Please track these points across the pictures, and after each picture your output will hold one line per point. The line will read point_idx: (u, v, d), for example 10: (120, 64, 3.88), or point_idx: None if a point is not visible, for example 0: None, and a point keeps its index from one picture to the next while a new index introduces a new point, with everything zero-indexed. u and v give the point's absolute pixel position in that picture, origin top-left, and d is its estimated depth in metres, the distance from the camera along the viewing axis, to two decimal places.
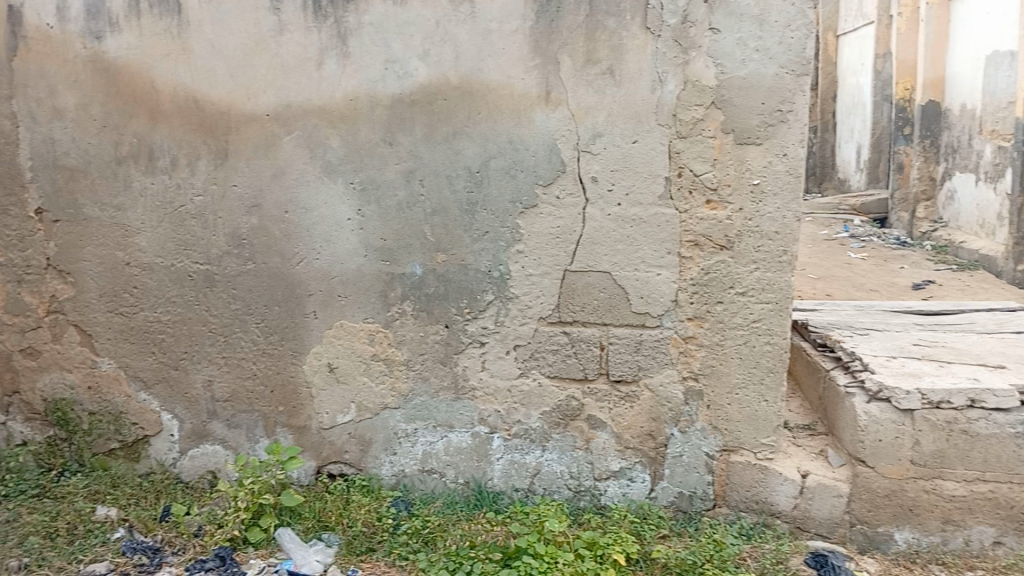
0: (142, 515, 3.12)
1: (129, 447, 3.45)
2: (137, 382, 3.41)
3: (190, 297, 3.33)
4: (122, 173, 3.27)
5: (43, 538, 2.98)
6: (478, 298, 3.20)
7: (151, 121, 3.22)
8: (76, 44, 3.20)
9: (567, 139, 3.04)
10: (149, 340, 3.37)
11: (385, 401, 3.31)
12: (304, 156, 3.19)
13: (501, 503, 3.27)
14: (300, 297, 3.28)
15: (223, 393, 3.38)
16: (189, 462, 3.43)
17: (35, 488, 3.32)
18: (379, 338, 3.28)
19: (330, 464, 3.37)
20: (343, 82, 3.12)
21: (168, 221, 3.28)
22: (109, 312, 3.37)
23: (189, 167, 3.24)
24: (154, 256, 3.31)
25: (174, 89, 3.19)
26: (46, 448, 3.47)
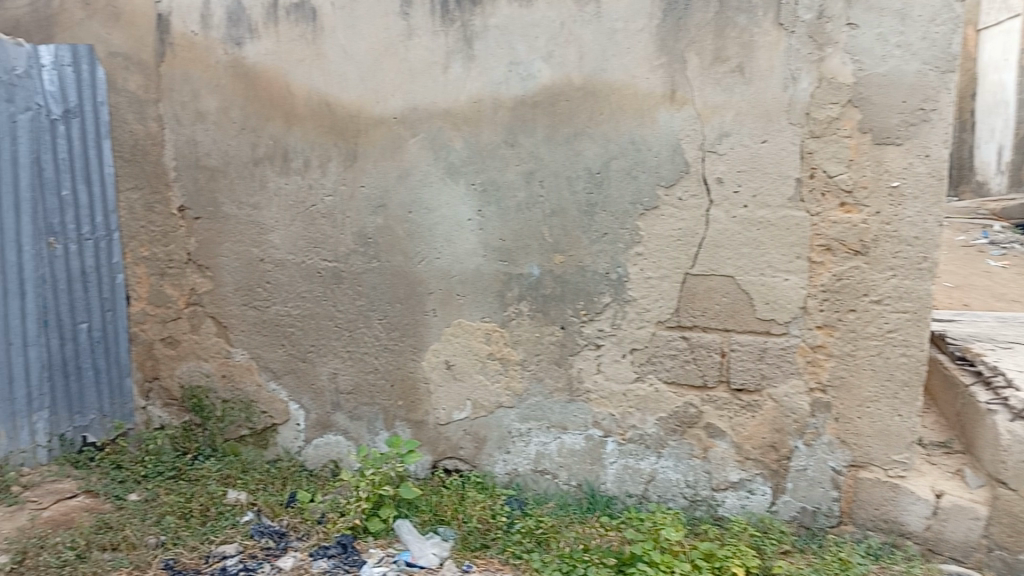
0: (270, 501, 3.27)
1: (257, 434, 3.62)
2: (267, 372, 3.58)
3: (318, 293, 3.46)
4: (259, 173, 3.44)
5: (179, 517, 3.13)
6: (595, 300, 3.17)
7: (286, 124, 3.37)
8: (218, 50, 3.39)
9: (692, 139, 2.97)
10: (280, 333, 3.53)
11: (500, 400, 3.34)
12: (428, 158, 3.26)
13: (614, 508, 3.23)
14: (421, 295, 3.36)
15: (347, 385, 3.50)
16: (313, 451, 3.57)
17: (172, 470, 3.48)
18: (496, 337, 3.30)
19: (446, 459, 3.43)
20: (468, 84, 3.17)
21: (300, 220, 3.43)
22: (243, 305, 3.55)
23: (320, 168, 3.37)
24: (287, 253, 3.46)
25: (308, 93, 3.33)
26: (181, 433, 3.66)
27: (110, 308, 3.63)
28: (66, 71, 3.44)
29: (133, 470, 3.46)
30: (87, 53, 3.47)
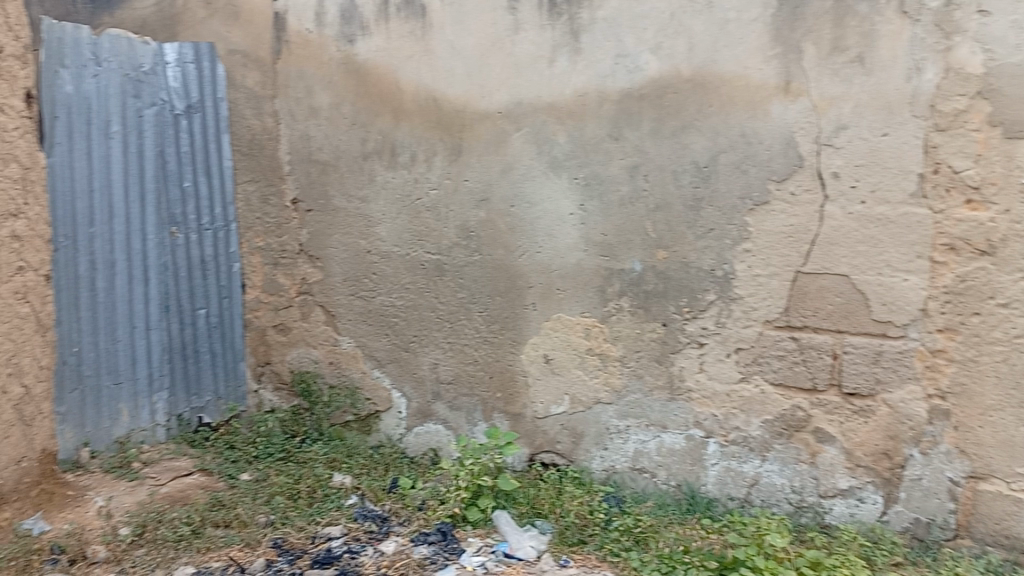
0: (373, 486, 3.36)
1: (362, 420, 3.73)
2: (371, 360, 3.68)
3: (422, 285, 3.53)
4: (367, 167, 3.53)
5: (288, 498, 3.26)
6: (699, 297, 3.11)
7: (394, 119, 3.46)
8: (331, 47, 3.50)
9: (807, 132, 2.87)
10: (384, 323, 3.62)
11: (598, 396, 3.32)
12: (532, 152, 3.27)
13: (715, 511, 3.16)
14: (521, 288, 3.38)
15: (447, 375, 3.56)
16: (414, 439, 3.65)
17: (281, 452, 3.61)
18: (596, 332, 3.29)
19: (543, 453, 3.44)
20: (573, 78, 3.17)
21: (405, 213, 3.50)
22: (350, 295, 3.66)
23: (426, 163, 3.44)
24: (392, 245, 3.55)
25: (415, 89, 3.41)
26: (291, 416, 3.80)
27: (227, 294, 3.81)
28: (189, 68, 3.61)
29: (244, 450, 3.61)
30: (208, 50, 3.65)
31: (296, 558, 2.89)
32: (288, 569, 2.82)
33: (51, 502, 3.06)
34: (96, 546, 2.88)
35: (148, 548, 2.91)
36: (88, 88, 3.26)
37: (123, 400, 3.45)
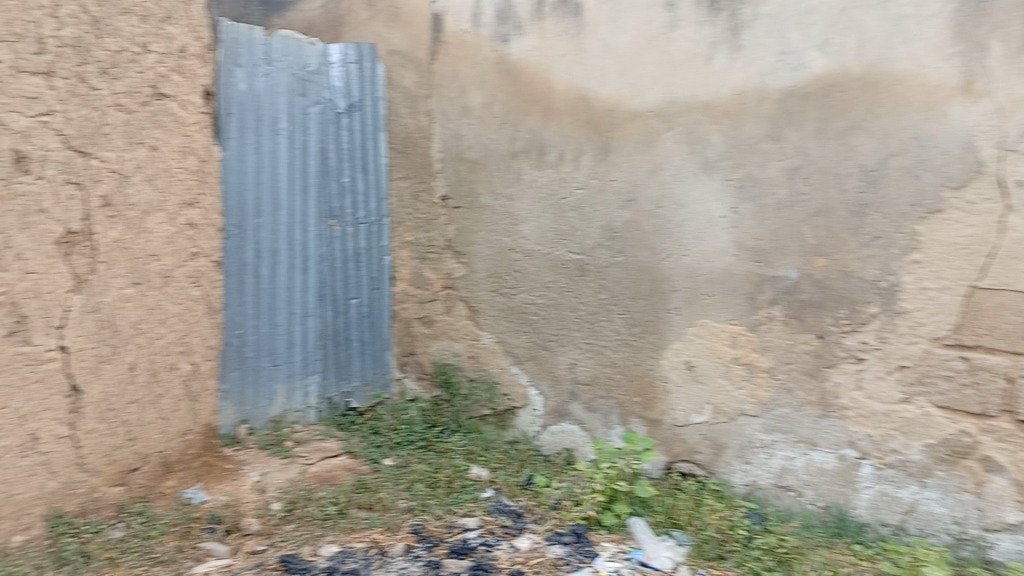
0: (509, 481, 3.40)
1: (499, 415, 3.77)
2: (511, 356, 3.72)
3: (563, 284, 3.53)
4: (515, 166, 3.58)
5: (427, 486, 3.34)
6: (860, 310, 2.93)
7: (544, 118, 3.48)
8: (485, 47, 3.57)
9: (989, 136, 2.64)
10: (525, 320, 3.65)
11: (743, 407, 3.21)
12: (684, 152, 3.21)
13: (866, 536, 2.96)
14: (665, 292, 3.31)
15: (585, 376, 3.54)
16: (549, 438, 3.66)
17: (422, 440, 3.71)
18: (743, 341, 3.17)
19: (681, 462, 3.38)
20: (731, 75, 3.08)
21: (550, 212, 3.52)
22: (493, 291, 3.72)
23: (573, 162, 3.44)
24: (536, 244, 3.57)
25: (566, 88, 3.41)
26: (431, 406, 3.90)
27: (377, 286, 3.95)
28: (351, 68, 3.77)
29: (388, 436, 3.72)
30: (369, 51, 3.80)
31: (433, 546, 2.96)
32: (426, 556, 2.89)
33: (211, 474, 3.30)
34: (250, 518, 3.10)
35: (297, 524, 3.08)
36: (259, 87, 3.48)
37: (280, 382, 3.66)
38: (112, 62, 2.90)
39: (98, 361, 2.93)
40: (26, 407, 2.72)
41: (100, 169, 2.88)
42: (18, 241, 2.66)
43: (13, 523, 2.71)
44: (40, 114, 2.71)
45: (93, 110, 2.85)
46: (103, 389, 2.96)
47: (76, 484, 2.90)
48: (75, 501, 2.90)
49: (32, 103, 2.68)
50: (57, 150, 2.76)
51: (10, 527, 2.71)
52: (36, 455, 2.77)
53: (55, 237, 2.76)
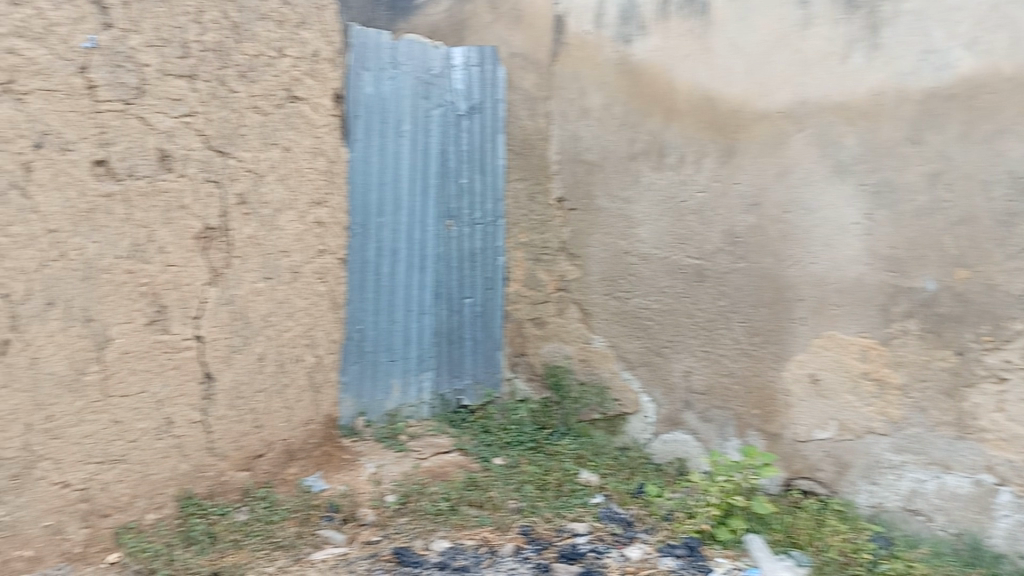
0: (619, 488, 3.38)
1: (609, 420, 3.76)
2: (623, 361, 3.70)
3: (680, 289, 3.49)
4: (633, 168, 3.56)
5: (537, 488, 3.35)
6: (1004, 326, 2.73)
7: (665, 120, 3.46)
8: (608, 48, 3.58)
9: None
10: (638, 326, 3.62)
11: (871, 425, 3.05)
12: (815, 155, 3.09)
13: (1003, 568, 2.73)
14: (789, 301, 3.21)
15: (701, 385, 3.49)
16: (660, 446, 3.64)
17: (532, 442, 3.71)
18: (874, 355, 3.02)
19: (801, 479, 3.25)
20: (869, 75, 2.95)
21: (669, 216, 3.48)
22: (606, 294, 3.69)
23: (695, 164, 3.39)
24: (652, 247, 3.54)
25: (690, 88, 3.38)
26: (541, 407, 3.89)
27: (491, 286, 3.97)
28: (473, 71, 3.83)
29: (498, 436, 3.74)
30: (491, 53, 3.84)
31: (543, 548, 2.96)
32: (536, 558, 2.89)
33: (330, 464, 3.42)
34: (366, 508, 3.18)
35: (410, 517, 3.15)
36: (385, 90, 3.60)
37: (396, 376, 3.75)
38: (249, 65, 3.10)
39: (230, 350, 3.11)
40: (163, 392, 2.94)
41: (237, 168, 3.08)
42: (161, 235, 2.89)
43: (148, 501, 2.93)
44: (183, 114, 2.93)
45: (231, 112, 3.06)
46: (234, 376, 3.14)
47: (206, 467, 3.09)
48: (204, 484, 3.08)
49: (176, 104, 2.91)
50: (198, 149, 2.97)
51: (144, 506, 2.92)
52: (170, 438, 2.98)
53: (194, 233, 2.97)
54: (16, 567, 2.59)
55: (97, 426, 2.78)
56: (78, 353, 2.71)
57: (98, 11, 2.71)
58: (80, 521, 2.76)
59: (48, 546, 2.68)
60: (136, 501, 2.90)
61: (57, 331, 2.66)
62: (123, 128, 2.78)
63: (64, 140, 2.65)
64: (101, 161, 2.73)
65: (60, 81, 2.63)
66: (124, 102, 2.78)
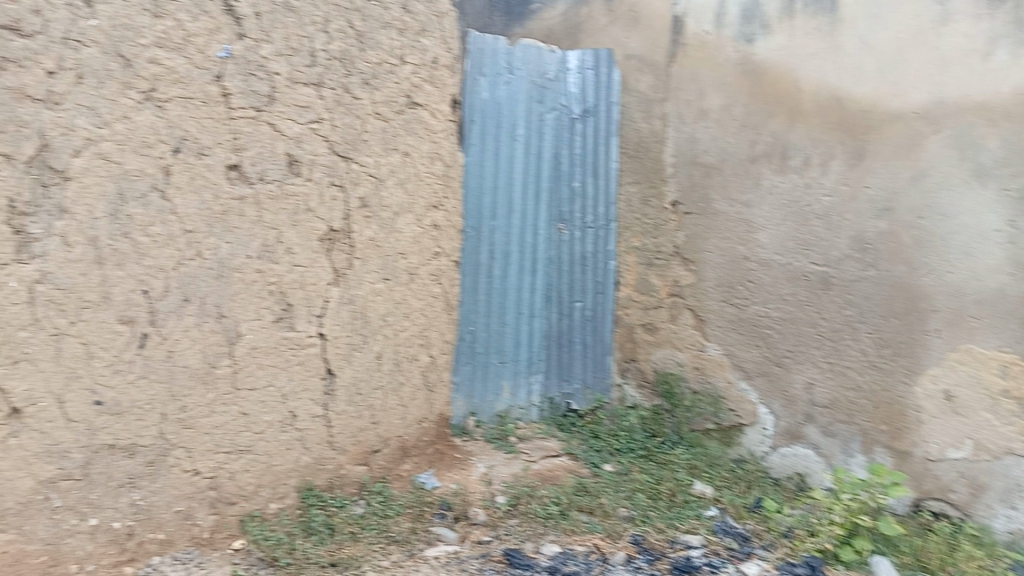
0: (735, 502, 3.30)
1: (723, 431, 3.71)
2: (739, 370, 3.64)
3: (802, 297, 3.41)
4: (754, 171, 3.50)
5: (649, 498, 3.31)
6: None
7: (789, 121, 3.38)
8: (728, 48, 3.53)
9: None
10: (757, 333, 3.55)
11: (1010, 446, 2.92)
12: (952, 158, 2.99)
13: None
14: (923, 311, 3.09)
15: (823, 398, 3.40)
16: (778, 459, 3.57)
17: (642, 450, 3.65)
18: (1016, 372, 2.89)
19: (931, 500, 3.12)
20: (1012, 74, 2.83)
21: (791, 220, 3.41)
22: (723, 301, 3.65)
23: (821, 167, 3.31)
24: (773, 253, 3.47)
25: (817, 88, 3.30)
26: (651, 415, 3.83)
27: (602, 290, 3.95)
28: (587, 74, 3.83)
29: (607, 442, 3.69)
30: (606, 56, 3.83)
31: (655, 559, 2.90)
32: (648, 569, 2.83)
33: (442, 462, 3.46)
34: (477, 508, 3.21)
35: (521, 520, 3.15)
36: (501, 95, 3.64)
37: (505, 379, 3.76)
38: (373, 73, 3.19)
39: (350, 348, 3.21)
40: (287, 387, 3.05)
41: (360, 173, 3.17)
42: (289, 236, 3.00)
43: (271, 491, 3.04)
44: (311, 121, 3.03)
45: (356, 118, 3.15)
46: (354, 373, 3.23)
47: (325, 460, 3.18)
48: (324, 476, 3.17)
49: (304, 111, 3.01)
50: (324, 155, 3.07)
51: (268, 495, 3.04)
52: (294, 431, 3.09)
53: (319, 234, 3.08)
54: (150, 548, 2.77)
55: (226, 418, 2.92)
56: (210, 347, 2.85)
57: (233, 22, 2.85)
58: (208, 508, 2.90)
59: (179, 530, 2.83)
60: (261, 490, 3.02)
61: (192, 326, 2.81)
62: (255, 134, 2.91)
63: (201, 145, 2.79)
64: (234, 165, 2.86)
65: (197, 89, 2.77)
66: (256, 110, 2.90)
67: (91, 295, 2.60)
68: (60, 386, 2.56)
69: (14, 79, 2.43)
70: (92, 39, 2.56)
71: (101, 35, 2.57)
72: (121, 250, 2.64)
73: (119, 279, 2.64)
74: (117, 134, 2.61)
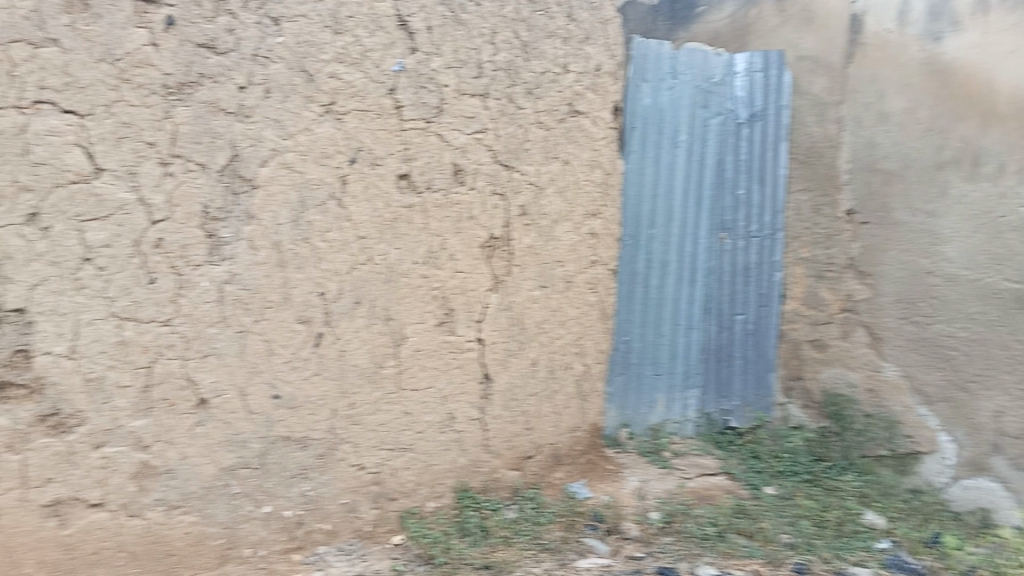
0: (910, 536, 3.07)
1: (899, 458, 3.43)
2: (918, 395, 3.38)
3: (994, 316, 3.16)
4: (940, 178, 3.28)
5: (814, 525, 3.13)
6: None
7: (981, 125, 3.17)
8: (913, 47, 3.34)
9: None
10: (940, 355, 3.31)
11: None
12: None
13: None
14: None
15: (1016, 429, 3.15)
16: (960, 492, 3.28)
17: (808, 474, 3.47)
18: None
19: None
20: None
21: (983, 233, 3.17)
22: (902, 318, 3.40)
23: (1018, 175, 3.08)
24: (961, 268, 3.23)
25: (1013, 89, 3.09)
26: (817, 437, 3.62)
27: (765, 302, 3.76)
28: (756, 77, 3.70)
29: (769, 463, 3.54)
30: (777, 58, 3.68)
31: None
32: None
33: (594, 472, 3.43)
34: (629, 523, 3.15)
35: (675, 538, 3.07)
36: (664, 100, 3.58)
37: (660, 392, 3.68)
38: (536, 82, 3.21)
39: (506, 354, 3.24)
40: (447, 389, 3.12)
41: (521, 181, 3.21)
42: (452, 243, 3.07)
43: (429, 490, 3.13)
44: (476, 131, 3.09)
45: (518, 128, 3.18)
46: (510, 379, 3.26)
47: (481, 463, 3.23)
48: (479, 478, 3.22)
49: (470, 122, 3.08)
50: (487, 164, 3.12)
51: (426, 494, 3.12)
52: (452, 432, 3.15)
53: (481, 241, 3.14)
54: (317, 538, 2.91)
55: (390, 416, 3.02)
56: (378, 348, 2.97)
57: (405, 37, 2.95)
58: (370, 502, 3.01)
59: (343, 522, 2.96)
60: (419, 488, 3.10)
61: (363, 328, 2.93)
62: (424, 144, 3.00)
63: (374, 156, 2.90)
64: (404, 174, 2.97)
65: (372, 102, 2.89)
66: (425, 121, 2.99)
67: (273, 296, 2.76)
68: (243, 380, 2.74)
69: (209, 94, 2.63)
70: (278, 56, 2.73)
71: (286, 51, 2.74)
72: (301, 254, 2.80)
73: (299, 282, 2.80)
74: (299, 146, 2.77)
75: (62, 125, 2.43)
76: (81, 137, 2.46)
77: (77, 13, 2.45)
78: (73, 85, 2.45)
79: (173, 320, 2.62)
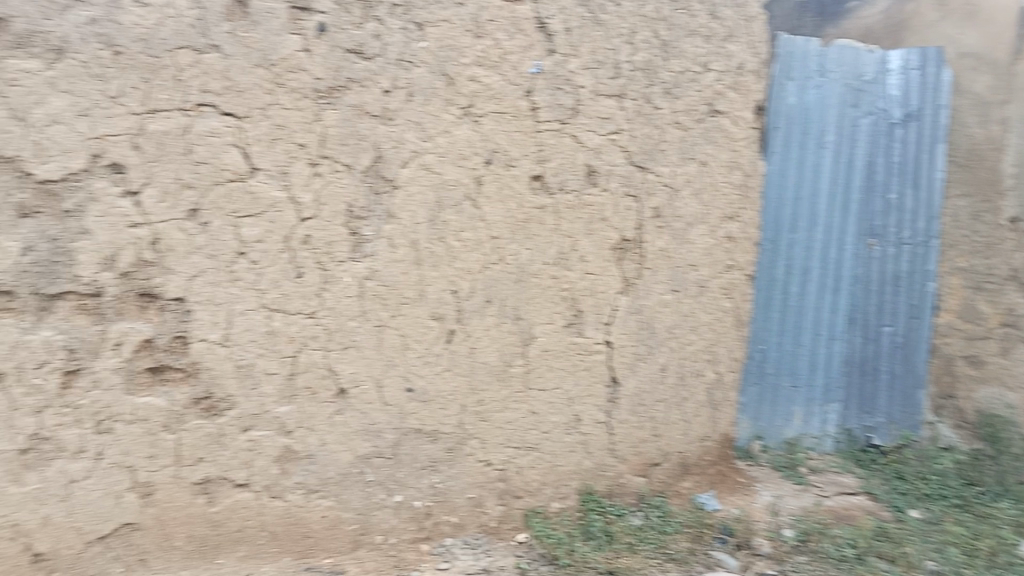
0: None
1: None
2: None
3: None
4: None
5: (964, 553, 2.91)
6: None
7: None
8: None
9: None
10: None
11: None
12: None
13: None
14: None
15: None
16: None
17: (958, 499, 3.24)
18: None
19: None
20: None
21: None
22: None
23: None
24: None
25: None
26: (969, 460, 3.42)
27: (917, 314, 3.54)
28: (912, 74, 3.49)
29: (915, 485, 3.32)
30: (936, 55, 3.47)
31: None
32: None
33: (723, 484, 3.33)
34: (761, 539, 3.03)
35: (810, 558, 2.92)
36: (810, 100, 3.43)
37: (797, 405, 3.53)
38: (674, 82, 3.15)
39: (635, 358, 3.19)
40: (574, 391, 3.11)
41: (655, 182, 3.15)
42: (584, 245, 3.07)
43: (553, 490, 3.13)
44: (611, 132, 3.06)
45: (654, 129, 3.13)
46: (638, 383, 3.21)
47: (605, 467, 3.20)
48: (604, 482, 3.19)
49: (605, 123, 3.05)
50: (621, 165, 3.09)
51: (551, 493, 3.12)
52: (577, 434, 3.14)
53: (612, 243, 3.10)
54: (444, 529, 2.98)
55: (518, 414, 3.05)
56: (507, 347, 3.00)
57: (544, 39, 2.96)
58: (496, 498, 3.05)
59: (469, 516, 3.01)
60: (545, 488, 3.11)
61: (492, 326, 2.97)
62: (558, 146, 3.00)
63: (509, 157, 2.93)
64: (537, 176, 2.98)
65: (509, 104, 2.92)
66: (560, 122, 3.00)
67: (409, 292, 2.84)
68: (380, 372, 2.84)
69: (356, 98, 2.73)
70: (422, 60, 2.80)
71: (429, 56, 2.81)
72: (437, 253, 2.86)
73: (434, 280, 2.87)
74: (438, 147, 2.84)
75: (222, 126, 2.59)
76: (239, 138, 2.61)
77: (237, 21, 2.60)
78: (232, 88, 2.59)
79: (318, 313, 2.74)
